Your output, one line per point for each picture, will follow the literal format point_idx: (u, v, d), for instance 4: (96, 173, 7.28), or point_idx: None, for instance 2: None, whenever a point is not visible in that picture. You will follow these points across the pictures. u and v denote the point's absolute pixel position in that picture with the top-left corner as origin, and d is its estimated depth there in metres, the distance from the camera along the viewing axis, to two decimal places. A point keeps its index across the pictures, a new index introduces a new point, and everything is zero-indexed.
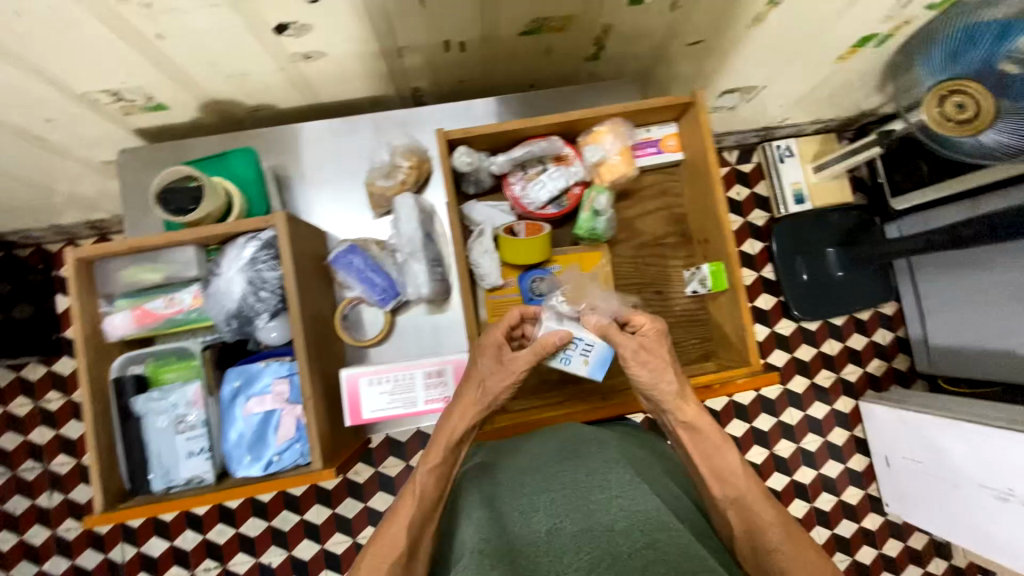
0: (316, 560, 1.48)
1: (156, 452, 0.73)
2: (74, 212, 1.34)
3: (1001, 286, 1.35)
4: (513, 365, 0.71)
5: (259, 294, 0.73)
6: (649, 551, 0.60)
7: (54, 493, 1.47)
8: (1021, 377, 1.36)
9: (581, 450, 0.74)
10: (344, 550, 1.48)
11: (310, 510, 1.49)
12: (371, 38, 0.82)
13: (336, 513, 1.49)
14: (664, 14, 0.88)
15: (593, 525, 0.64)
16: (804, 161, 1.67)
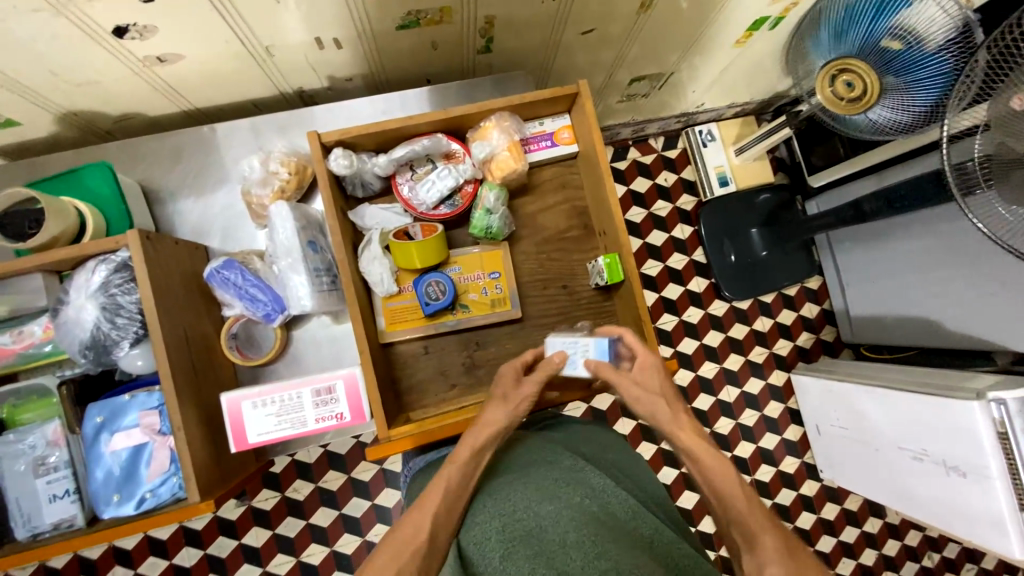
0: None
1: (13, 499, 0.67)
2: None
3: (908, 255, 1.42)
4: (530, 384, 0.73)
5: (115, 321, 0.67)
6: (601, 562, 0.55)
7: None
8: (931, 340, 1.44)
9: (529, 468, 0.70)
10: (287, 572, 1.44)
11: (247, 535, 1.43)
12: (232, 39, 0.76)
13: (276, 534, 1.44)
14: (546, 3, 0.86)
15: (544, 547, 0.59)
16: (726, 144, 1.70)
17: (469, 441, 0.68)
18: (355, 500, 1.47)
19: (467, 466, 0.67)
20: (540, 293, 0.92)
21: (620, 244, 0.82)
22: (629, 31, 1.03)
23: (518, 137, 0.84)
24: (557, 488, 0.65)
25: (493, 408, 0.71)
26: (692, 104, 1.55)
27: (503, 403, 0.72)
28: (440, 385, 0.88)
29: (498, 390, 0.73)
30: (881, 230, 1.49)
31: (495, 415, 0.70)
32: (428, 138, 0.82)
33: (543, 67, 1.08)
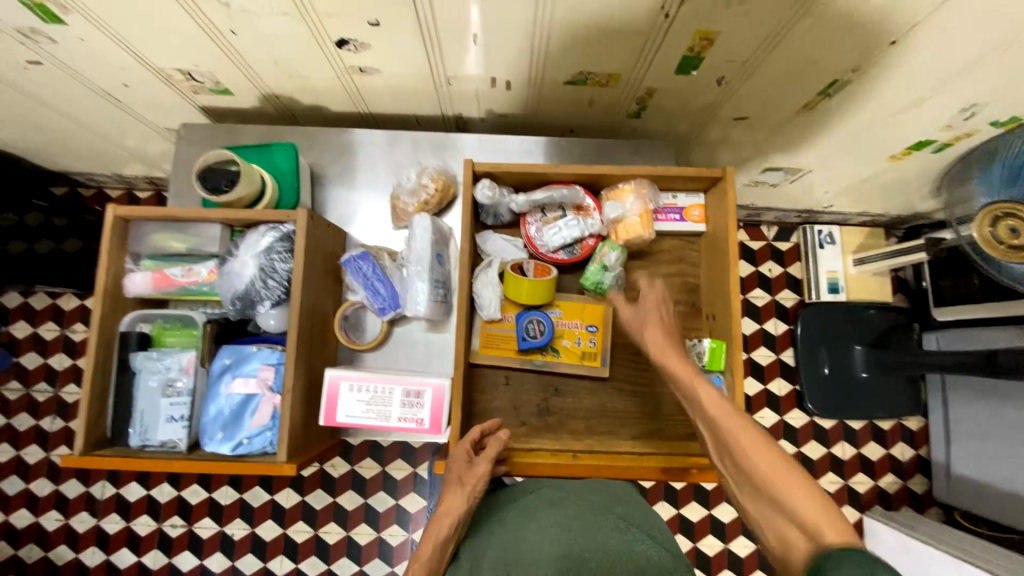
0: (275, 543, 1.50)
1: (139, 409, 0.76)
2: (136, 166, 1.45)
3: None
4: (482, 466, 0.74)
5: (266, 282, 0.77)
6: None
7: (56, 419, 1.56)
8: None
9: (531, 505, 0.77)
10: (303, 540, 1.50)
11: (281, 493, 1.52)
12: (424, 65, 0.87)
13: (304, 501, 1.52)
14: (711, 87, 0.89)
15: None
16: (844, 251, 1.61)
17: (429, 536, 0.68)
18: (382, 494, 1.52)
19: (430, 565, 0.66)
20: (632, 358, 0.91)
21: (730, 334, 0.80)
22: (782, 126, 1.03)
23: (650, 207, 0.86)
24: (559, 533, 0.71)
25: (450, 494, 0.71)
26: (819, 202, 1.49)
27: (458, 492, 0.72)
28: (510, 419, 0.89)
29: (453, 473, 0.73)
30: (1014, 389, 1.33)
31: (455, 501, 0.71)
32: (568, 188, 0.86)
33: (682, 141, 1.11)
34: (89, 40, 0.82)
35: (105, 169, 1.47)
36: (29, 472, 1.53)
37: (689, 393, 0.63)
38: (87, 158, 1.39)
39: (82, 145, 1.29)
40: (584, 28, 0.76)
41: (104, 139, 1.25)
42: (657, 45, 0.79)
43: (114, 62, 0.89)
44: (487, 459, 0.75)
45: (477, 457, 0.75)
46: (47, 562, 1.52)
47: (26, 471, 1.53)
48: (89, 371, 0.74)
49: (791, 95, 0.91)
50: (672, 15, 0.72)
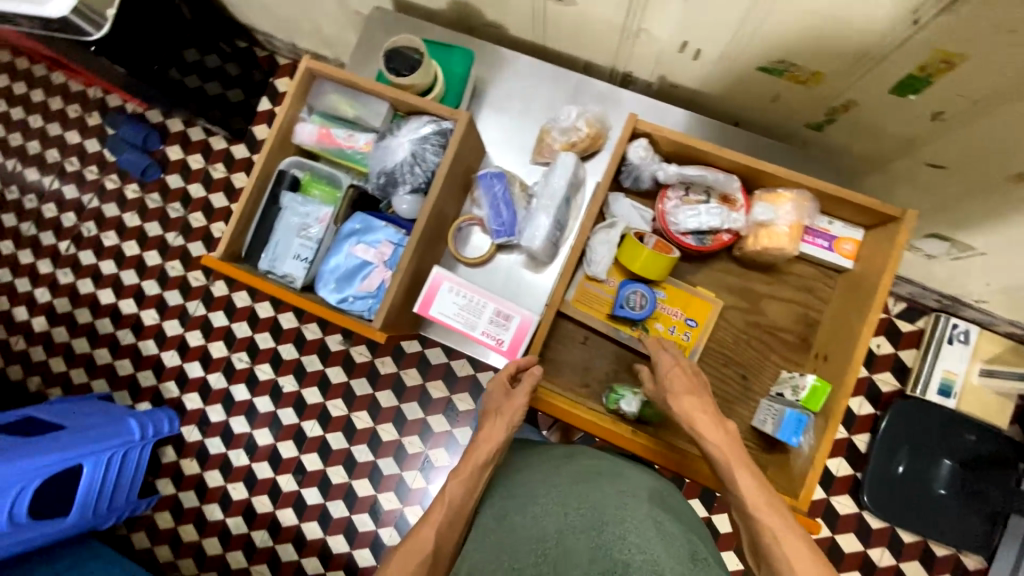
0: (312, 409, 1.63)
1: (275, 239, 0.85)
2: (310, 39, 1.56)
3: None
4: (521, 397, 0.75)
5: (414, 168, 0.82)
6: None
7: (178, 237, 1.74)
8: None
9: (584, 483, 0.69)
10: (336, 417, 1.62)
11: (331, 368, 1.64)
12: (623, 10, 0.84)
13: (348, 384, 1.63)
14: (921, 120, 0.80)
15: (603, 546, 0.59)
16: (974, 356, 1.42)
17: (470, 459, 0.71)
18: (415, 405, 1.60)
19: (468, 483, 0.70)
20: (718, 367, 0.87)
21: (843, 379, 0.74)
22: (976, 191, 0.91)
23: (796, 231, 0.80)
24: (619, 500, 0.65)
25: (490, 424, 0.74)
26: (970, 294, 1.32)
27: (496, 424, 0.74)
28: (576, 377, 0.90)
29: (492, 404, 0.76)
30: None
31: (496, 431, 0.73)
32: (723, 174, 0.82)
33: (851, 172, 1.02)
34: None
35: (284, 33, 1.59)
36: (145, 271, 1.74)
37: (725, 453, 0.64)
38: (275, 20, 1.52)
39: (277, 4, 1.40)
40: (813, 14, 0.70)
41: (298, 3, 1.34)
42: (885, 54, 0.71)
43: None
44: (526, 390, 0.75)
45: (515, 391, 0.77)
46: (134, 350, 1.71)
47: (144, 269, 1.74)
48: (248, 191, 0.83)
49: (1009, 159, 0.80)
50: (924, 23, 0.65)
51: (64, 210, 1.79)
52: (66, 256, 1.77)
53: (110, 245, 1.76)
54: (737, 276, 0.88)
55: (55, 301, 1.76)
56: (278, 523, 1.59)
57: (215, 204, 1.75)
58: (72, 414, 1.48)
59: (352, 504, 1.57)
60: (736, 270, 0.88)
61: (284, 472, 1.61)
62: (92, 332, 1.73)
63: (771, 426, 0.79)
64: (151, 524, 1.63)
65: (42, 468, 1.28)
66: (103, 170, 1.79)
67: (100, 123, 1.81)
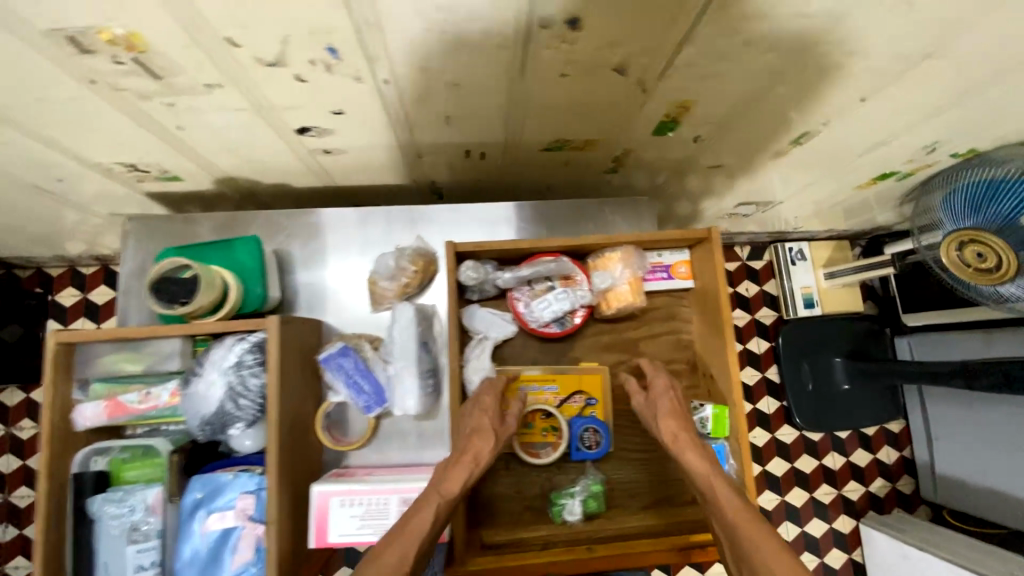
0: None
1: (103, 561, 0.67)
2: (75, 244, 1.31)
3: (1006, 427, 1.32)
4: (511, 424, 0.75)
5: (238, 402, 0.70)
6: None
7: (8, 527, 1.40)
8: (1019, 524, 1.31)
9: None
10: None
11: None
12: (393, 143, 0.82)
13: None
14: (687, 144, 0.88)
15: None
16: (815, 266, 1.65)
17: (453, 469, 0.65)
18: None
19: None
20: (633, 425, 0.88)
21: (733, 396, 0.79)
22: (755, 170, 1.03)
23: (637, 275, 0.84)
24: None
25: (480, 438, 0.68)
26: (788, 224, 1.53)
27: (484, 428, 0.69)
28: (516, 505, 0.84)
29: (488, 421, 0.71)
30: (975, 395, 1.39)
31: (481, 444, 0.67)
32: (553, 259, 0.84)
33: (659, 188, 1.11)
34: (8, 143, 0.73)
35: (33, 251, 1.32)
36: None
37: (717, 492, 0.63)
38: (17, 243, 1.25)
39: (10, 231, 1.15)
40: (561, 107, 0.72)
41: (34, 223, 1.11)
42: (634, 113, 0.77)
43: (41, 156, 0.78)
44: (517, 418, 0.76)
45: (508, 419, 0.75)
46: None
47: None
48: (38, 528, 0.65)
49: (765, 146, 0.91)
50: (651, 90, 0.69)
51: None
52: None
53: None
54: (610, 332, 0.90)
55: None
56: None
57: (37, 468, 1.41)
58: None
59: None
60: (607, 329, 0.90)
61: None
62: None
63: None
64: None
65: None
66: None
67: None
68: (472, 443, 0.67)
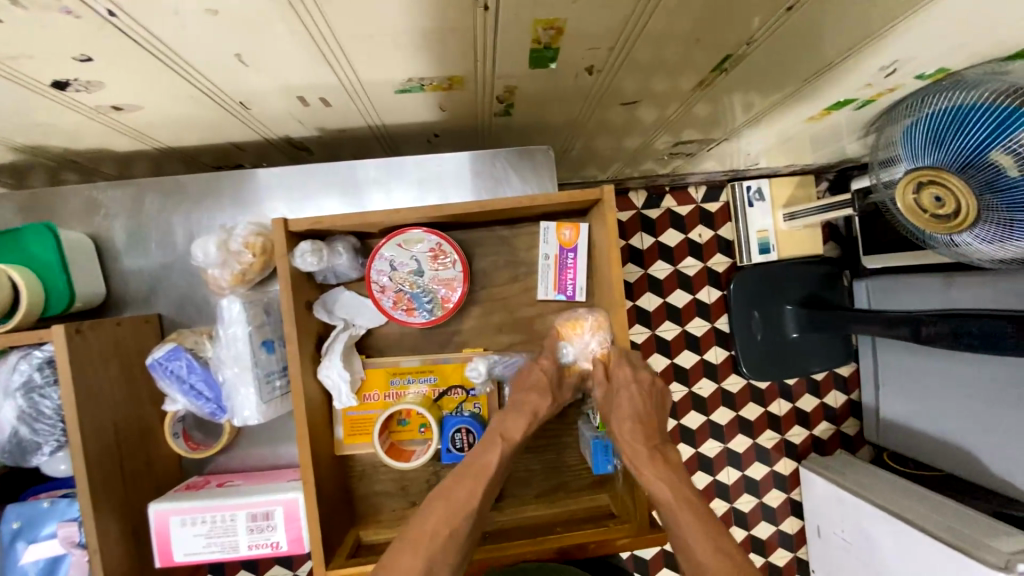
0: None
1: None
2: None
3: (946, 376, 1.27)
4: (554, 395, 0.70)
5: (33, 427, 0.61)
6: None
7: None
8: (952, 467, 1.31)
9: None
10: None
11: None
12: (201, 94, 0.64)
13: None
14: (581, 77, 0.71)
15: None
16: (774, 206, 1.50)
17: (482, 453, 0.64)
18: (310, 562, 1.30)
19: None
20: None
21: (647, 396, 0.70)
22: (681, 101, 0.86)
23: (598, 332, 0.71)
24: None
25: (514, 420, 0.67)
26: (745, 160, 1.36)
27: (533, 386, 0.69)
28: (398, 500, 0.78)
29: (529, 392, 0.68)
30: (921, 347, 1.32)
31: (536, 399, 0.68)
32: (418, 233, 0.71)
33: (570, 129, 0.94)
34: None
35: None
36: None
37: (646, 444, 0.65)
38: None
39: None
40: (384, 35, 0.55)
41: None
42: (492, 40, 0.59)
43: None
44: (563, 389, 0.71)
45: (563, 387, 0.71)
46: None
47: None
48: None
49: (681, 73, 0.74)
50: (493, 6, 0.52)
51: None
52: None
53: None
54: (500, 311, 0.79)
55: None
56: None
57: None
58: None
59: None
60: (496, 307, 0.79)
61: None
62: None
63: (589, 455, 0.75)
64: None
65: None
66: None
67: None
68: (518, 399, 0.68)
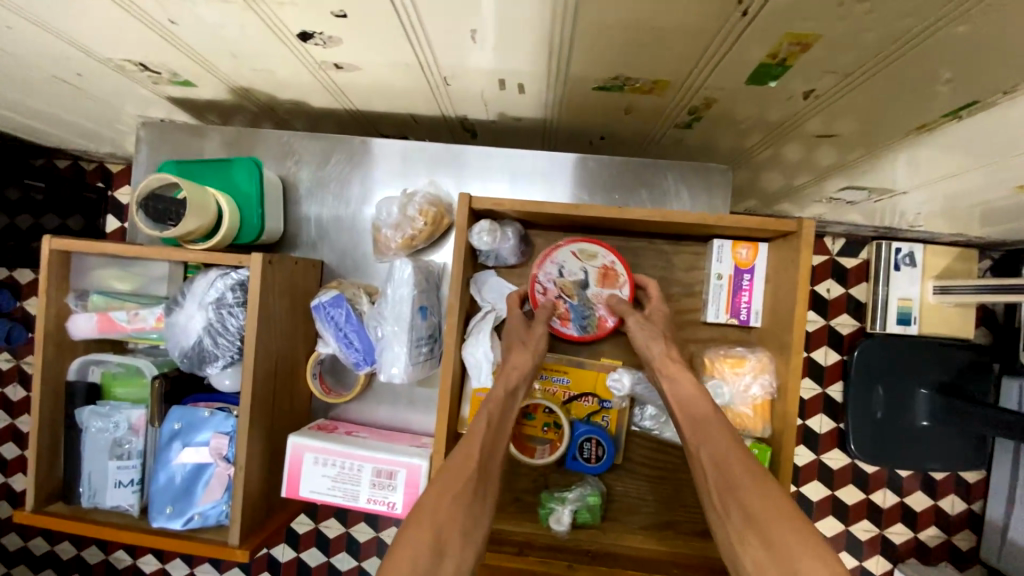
0: (259, 562, 1.40)
1: (87, 470, 0.68)
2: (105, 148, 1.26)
3: None
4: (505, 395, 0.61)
5: (217, 340, 0.66)
6: None
7: None
8: None
9: None
10: (286, 561, 1.39)
11: None
12: (415, 64, 0.67)
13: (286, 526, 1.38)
14: (793, 101, 0.66)
15: None
16: (925, 275, 1.34)
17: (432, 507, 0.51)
18: (363, 524, 1.36)
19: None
20: (649, 445, 0.76)
21: (788, 388, 0.63)
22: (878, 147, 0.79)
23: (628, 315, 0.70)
24: None
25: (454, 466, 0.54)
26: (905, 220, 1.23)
27: (494, 401, 0.60)
28: (502, 492, 0.77)
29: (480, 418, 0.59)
30: None
31: (480, 423, 0.58)
32: (594, 248, 0.71)
33: (737, 155, 0.90)
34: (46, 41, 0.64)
35: (79, 150, 1.30)
36: (7, 466, 1.44)
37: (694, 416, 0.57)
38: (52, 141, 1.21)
39: (42, 130, 1.11)
40: (620, 29, 0.55)
41: (64, 128, 1.07)
42: (723, 50, 0.56)
43: (29, 53, 0.68)
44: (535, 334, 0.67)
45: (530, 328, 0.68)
46: (53, 555, 1.46)
47: (6, 465, 1.44)
48: (35, 428, 0.67)
49: (903, 119, 0.67)
50: (751, 13, 0.49)
51: None
52: None
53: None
54: None
55: None
56: None
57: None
58: None
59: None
60: None
61: None
62: (2, 549, 1.46)
63: None
64: None
65: None
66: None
67: None
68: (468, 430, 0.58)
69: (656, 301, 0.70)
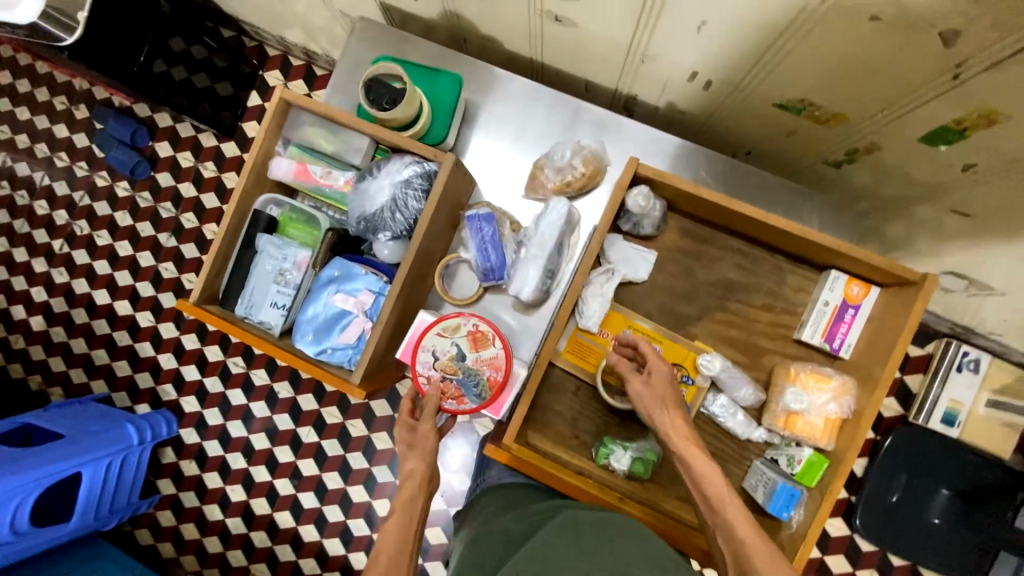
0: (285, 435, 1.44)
1: (251, 284, 0.81)
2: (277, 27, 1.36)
3: None
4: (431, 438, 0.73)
5: (394, 214, 0.78)
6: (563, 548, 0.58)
7: (127, 245, 1.51)
8: None
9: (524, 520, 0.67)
10: (307, 444, 1.43)
11: (303, 396, 1.44)
12: (629, 34, 0.74)
13: (319, 411, 1.44)
14: (951, 171, 0.71)
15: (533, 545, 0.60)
16: (984, 385, 1.34)
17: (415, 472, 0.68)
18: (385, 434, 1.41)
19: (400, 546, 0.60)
20: (709, 431, 0.84)
21: (864, 414, 0.71)
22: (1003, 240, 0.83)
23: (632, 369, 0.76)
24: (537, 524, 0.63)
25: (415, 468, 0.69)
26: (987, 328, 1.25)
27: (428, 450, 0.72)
28: (565, 425, 0.86)
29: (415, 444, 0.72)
30: None
31: None
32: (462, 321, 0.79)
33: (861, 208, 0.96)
34: None
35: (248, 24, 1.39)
36: (95, 280, 1.52)
37: (704, 486, 0.62)
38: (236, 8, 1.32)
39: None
40: (836, 56, 0.61)
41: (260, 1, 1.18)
42: (917, 104, 0.63)
43: None
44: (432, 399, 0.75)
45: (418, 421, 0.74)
46: (108, 371, 1.51)
47: (94, 279, 1.52)
48: (221, 236, 0.78)
49: None
50: (964, 78, 0.56)
51: (13, 216, 1.55)
52: (17, 263, 1.55)
53: (41, 244, 1.54)
54: (738, 328, 0.85)
55: (11, 309, 1.55)
56: (253, 543, 1.43)
57: (184, 194, 1.49)
58: (71, 420, 1.32)
59: (323, 528, 1.41)
60: (736, 322, 0.85)
61: (257, 495, 1.44)
62: (66, 350, 1.52)
63: (761, 496, 0.76)
64: (131, 539, 1.48)
65: (29, 484, 1.14)
66: (53, 147, 1.55)
67: (49, 101, 1.56)
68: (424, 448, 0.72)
69: (655, 357, 0.73)
